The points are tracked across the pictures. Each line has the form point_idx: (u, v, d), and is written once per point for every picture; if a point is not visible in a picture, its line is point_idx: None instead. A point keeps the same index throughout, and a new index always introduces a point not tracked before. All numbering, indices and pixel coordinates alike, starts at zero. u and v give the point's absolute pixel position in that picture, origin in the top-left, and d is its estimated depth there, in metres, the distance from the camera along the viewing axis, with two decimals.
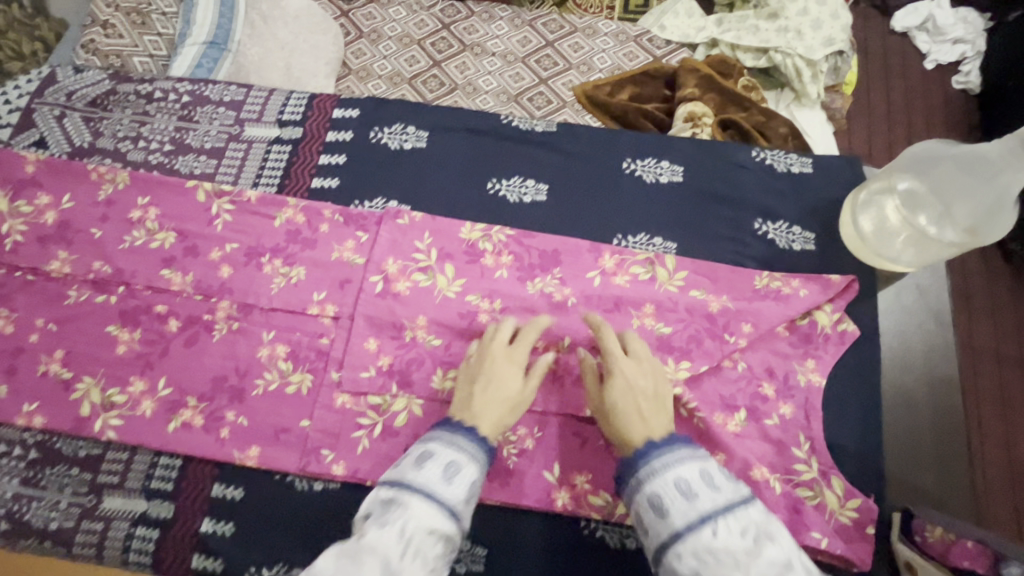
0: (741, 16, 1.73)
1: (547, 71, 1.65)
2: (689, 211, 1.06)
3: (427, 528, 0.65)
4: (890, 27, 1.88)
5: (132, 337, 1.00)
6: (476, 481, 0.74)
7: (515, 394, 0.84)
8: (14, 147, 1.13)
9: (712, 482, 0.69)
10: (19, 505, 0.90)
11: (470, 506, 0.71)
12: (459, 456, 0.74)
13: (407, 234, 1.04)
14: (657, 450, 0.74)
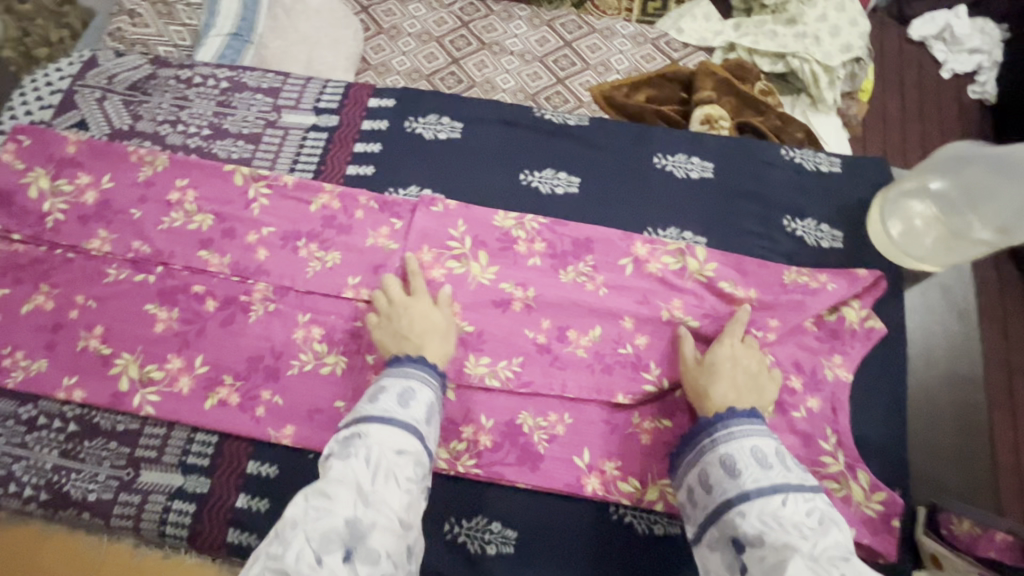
0: (759, 21, 1.74)
1: (564, 71, 1.66)
2: (719, 207, 1.08)
3: (393, 449, 0.70)
4: (907, 36, 1.89)
5: (170, 315, 1.01)
6: (431, 402, 0.79)
7: (438, 324, 0.94)
8: (56, 128, 1.15)
9: (785, 463, 0.72)
10: (58, 476, 0.92)
11: (429, 425, 0.77)
12: (409, 384, 0.79)
13: (442, 222, 1.06)
14: (742, 417, 0.78)
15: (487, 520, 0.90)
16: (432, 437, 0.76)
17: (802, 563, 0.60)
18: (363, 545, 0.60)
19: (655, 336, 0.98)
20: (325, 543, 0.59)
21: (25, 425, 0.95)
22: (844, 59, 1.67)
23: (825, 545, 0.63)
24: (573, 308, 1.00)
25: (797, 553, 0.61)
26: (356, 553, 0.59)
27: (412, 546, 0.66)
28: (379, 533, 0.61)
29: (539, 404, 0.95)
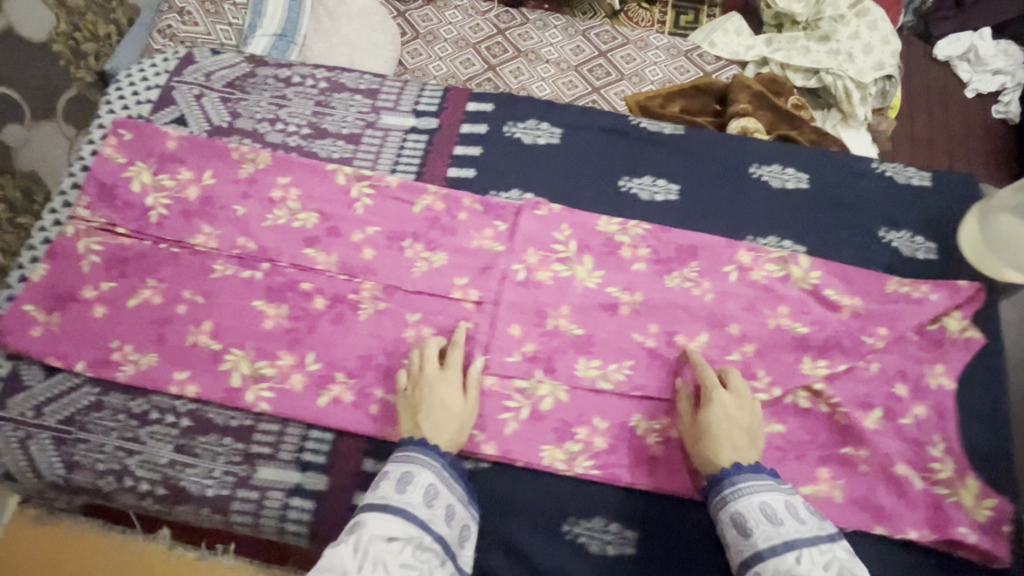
0: (792, 36, 1.75)
1: (599, 81, 1.71)
2: (817, 217, 1.10)
3: (384, 537, 0.73)
4: (931, 55, 1.88)
5: (279, 312, 1.02)
6: (433, 483, 0.81)
7: (459, 411, 0.91)
8: (155, 123, 1.15)
9: (797, 515, 0.78)
10: (174, 471, 0.92)
11: (432, 508, 0.79)
12: (411, 466, 0.81)
13: (546, 226, 1.07)
14: (747, 474, 0.82)
15: (605, 520, 0.91)
16: (435, 520, 0.78)
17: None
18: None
19: (763, 343, 0.99)
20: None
21: (137, 420, 0.95)
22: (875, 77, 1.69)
23: None
24: (681, 313, 1.02)
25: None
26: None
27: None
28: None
29: (652, 407, 0.97)
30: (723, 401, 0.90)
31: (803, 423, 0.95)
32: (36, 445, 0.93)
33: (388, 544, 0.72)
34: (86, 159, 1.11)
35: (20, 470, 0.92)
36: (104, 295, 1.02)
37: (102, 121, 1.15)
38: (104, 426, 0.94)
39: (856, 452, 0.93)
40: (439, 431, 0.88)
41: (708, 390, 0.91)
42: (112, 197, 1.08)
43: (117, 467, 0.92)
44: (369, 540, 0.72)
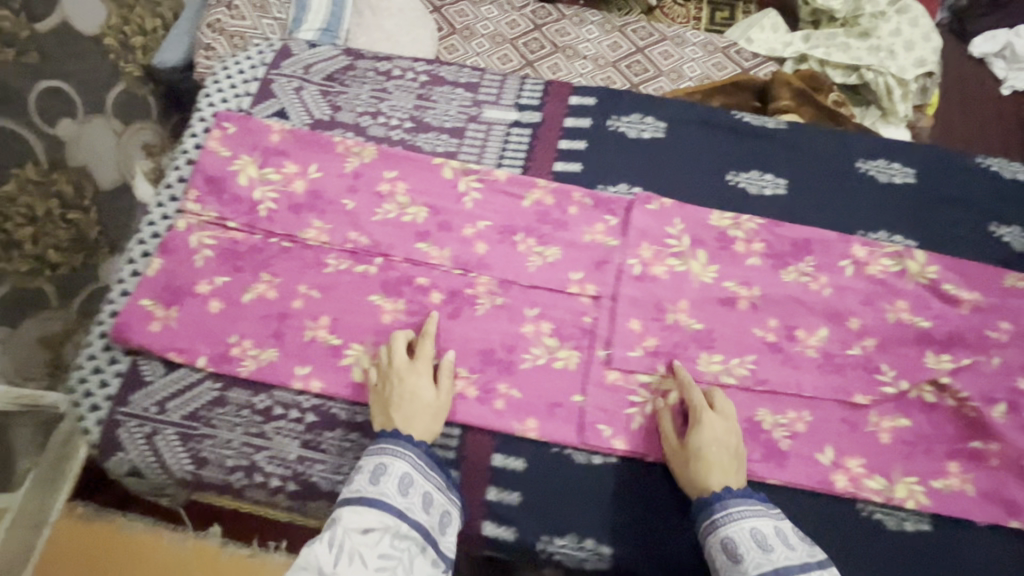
0: (830, 33, 1.87)
1: (637, 77, 1.84)
2: (927, 212, 1.10)
3: (359, 530, 0.74)
4: (969, 51, 2.02)
5: (396, 307, 1.01)
6: (407, 472, 0.82)
7: (429, 404, 0.91)
8: (256, 116, 1.13)
9: (787, 542, 0.80)
10: (304, 467, 0.91)
11: (408, 495, 0.80)
12: (384, 458, 0.82)
13: (659, 220, 1.07)
14: (736, 500, 0.84)
15: None
16: (412, 509, 0.79)
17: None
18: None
19: (884, 337, 0.99)
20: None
21: (261, 415, 0.94)
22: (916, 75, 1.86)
23: None
24: (800, 308, 1.02)
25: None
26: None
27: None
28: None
29: (777, 402, 0.96)
30: (712, 421, 0.90)
31: (928, 417, 0.95)
32: (162, 442, 0.92)
33: (364, 534, 0.74)
34: (190, 153, 1.11)
35: (146, 467, 0.92)
36: (220, 290, 1.01)
37: (203, 114, 1.14)
38: (228, 422, 0.93)
39: (986, 446, 0.94)
40: (413, 427, 0.88)
41: (698, 411, 0.91)
42: (221, 191, 1.06)
43: (245, 463, 0.91)
44: (343, 533, 0.73)
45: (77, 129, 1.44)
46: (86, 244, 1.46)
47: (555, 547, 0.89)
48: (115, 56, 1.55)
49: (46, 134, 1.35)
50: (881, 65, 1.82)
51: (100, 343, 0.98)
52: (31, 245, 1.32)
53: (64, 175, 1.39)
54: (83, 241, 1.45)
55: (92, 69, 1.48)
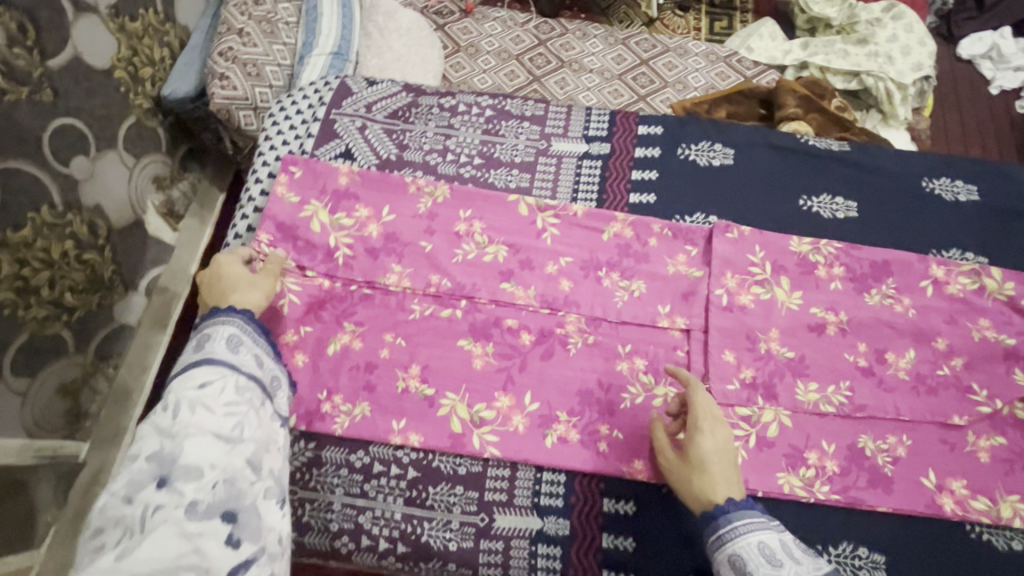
0: (828, 41, 2.05)
1: (644, 88, 1.99)
2: (993, 228, 1.12)
3: (193, 386, 0.75)
4: (957, 54, 2.24)
5: (486, 350, 0.98)
6: (234, 334, 0.82)
7: (242, 278, 0.90)
8: (321, 158, 1.11)
9: (794, 555, 0.75)
10: (412, 526, 0.88)
11: (239, 354, 0.81)
12: (209, 329, 0.81)
13: (740, 248, 1.06)
14: (739, 510, 0.79)
15: (852, 545, 0.91)
16: (244, 364, 0.80)
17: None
18: (177, 471, 0.68)
19: (971, 355, 1.01)
20: (137, 486, 0.67)
21: (361, 474, 0.90)
22: (914, 78, 1.99)
23: None
24: (887, 330, 1.02)
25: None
26: (172, 478, 0.67)
27: (249, 459, 0.74)
28: (189, 455, 0.69)
29: (876, 427, 0.97)
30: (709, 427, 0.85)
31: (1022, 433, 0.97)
32: None
33: (200, 391, 0.74)
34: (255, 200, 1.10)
35: None
36: (305, 344, 0.97)
37: (266, 159, 1.13)
38: (328, 483, 0.90)
39: None
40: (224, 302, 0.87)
41: (697, 418, 0.86)
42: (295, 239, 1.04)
43: (351, 526, 0.88)
44: (176, 395, 0.73)
45: (90, 166, 1.38)
46: (101, 283, 1.46)
47: None
48: (125, 88, 1.48)
49: (61, 173, 1.30)
50: (879, 70, 1.97)
51: None
52: (50, 291, 1.31)
53: (78, 215, 1.36)
54: (99, 282, 1.45)
55: (105, 104, 1.42)
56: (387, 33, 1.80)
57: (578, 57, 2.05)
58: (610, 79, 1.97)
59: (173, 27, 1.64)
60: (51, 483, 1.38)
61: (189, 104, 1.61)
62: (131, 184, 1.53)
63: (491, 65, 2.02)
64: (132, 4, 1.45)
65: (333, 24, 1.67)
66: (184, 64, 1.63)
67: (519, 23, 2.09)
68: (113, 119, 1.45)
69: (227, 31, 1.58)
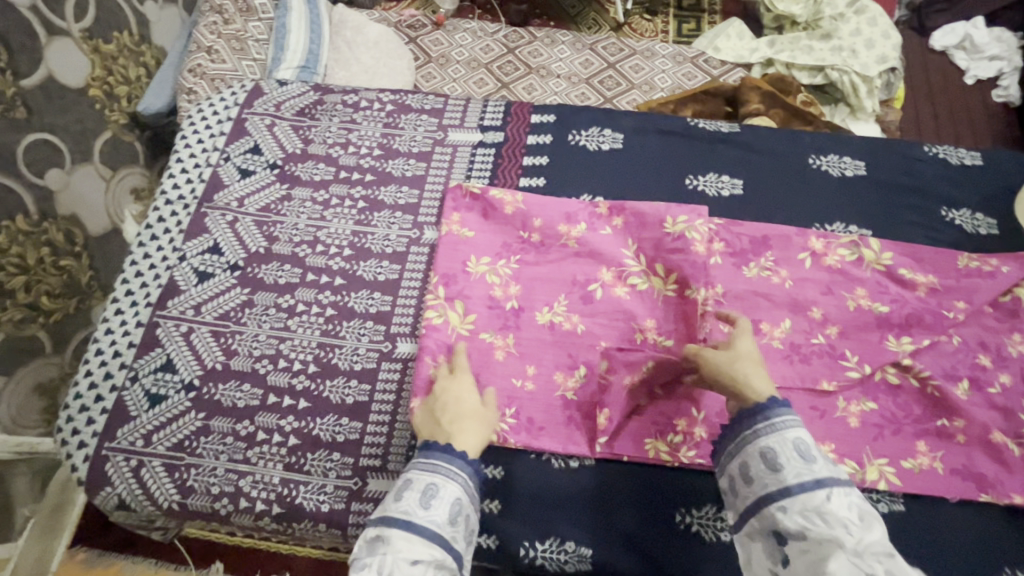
0: (794, 39, 2.06)
1: (611, 91, 2.02)
2: (878, 200, 1.14)
3: (407, 560, 0.69)
4: (930, 46, 2.21)
5: (372, 327, 1.05)
6: (457, 497, 0.78)
7: (475, 412, 0.88)
8: (231, 154, 1.19)
9: (829, 455, 0.72)
10: (288, 489, 0.93)
11: (454, 525, 0.76)
12: (436, 479, 0.78)
13: (614, 240, 1.09)
14: (781, 408, 0.76)
15: (714, 508, 0.93)
16: (454, 538, 0.75)
17: (847, 559, 0.62)
18: None
19: (846, 324, 1.02)
20: None
21: (245, 441, 0.96)
22: (880, 70, 1.99)
23: (870, 541, 0.63)
24: (764, 301, 1.04)
25: (841, 550, 0.63)
26: None
27: None
28: None
29: None
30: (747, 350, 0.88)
31: (894, 399, 0.98)
32: (148, 474, 0.94)
33: (412, 568, 0.69)
34: (168, 194, 1.16)
35: (134, 499, 0.93)
36: (203, 323, 1.04)
37: (181, 156, 1.19)
38: (213, 450, 0.95)
39: (951, 423, 0.95)
40: (457, 425, 0.84)
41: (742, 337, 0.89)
42: (203, 228, 1.12)
43: (231, 489, 0.93)
44: (393, 561, 0.69)
45: (66, 178, 1.36)
46: (78, 288, 1.44)
47: (538, 552, 0.90)
48: (101, 105, 1.49)
49: (36, 185, 1.27)
50: (844, 64, 1.98)
51: (86, 383, 1.00)
52: (25, 294, 1.27)
53: (54, 224, 1.34)
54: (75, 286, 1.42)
55: (80, 120, 1.41)
56: (354, 46, 1.86)
57: (546, 63, 2.10)
58: (577, 82, 2.02)
59: (149, 47, 1.70)
60: (28, 476, 1.36)
61: (163, 119, 1.68)
62: (108, 194, 1.53)
63: (460, 74, 2.08)
64: (105, 25, 1.47)
65: (301, 41, 1.76)
66: (161, 82, 1.68)
67: (490, 33, 2.15)
68: (89, 134, 1.45)
69: (197, 49, 1.67)
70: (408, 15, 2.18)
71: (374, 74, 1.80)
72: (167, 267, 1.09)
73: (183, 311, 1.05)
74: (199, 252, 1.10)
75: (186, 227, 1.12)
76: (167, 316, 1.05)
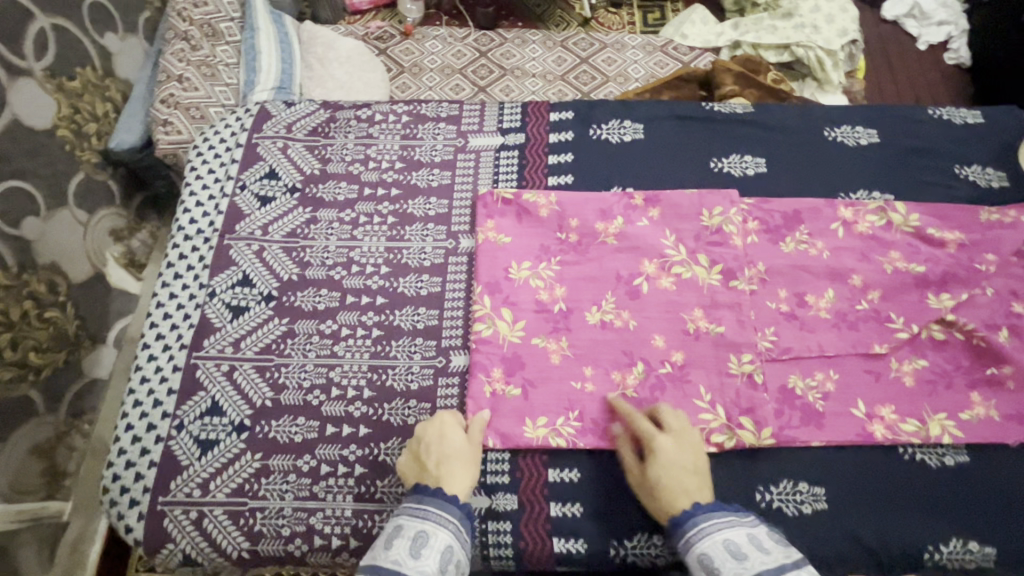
0: (755, 21, 2.12)
1: (588, 85, 2.04)
2: (895, 165, 1.18)
3: None
4: (881, 16, 2.30)
5: (422, 343, 1.02)
6: (448, 544, 0.79)
7: (463, 451, 0.88)
8: (247, 182, 1.14)
9: (761, 546, 0.77)
10: (364, 521, 0.90)
11: (444, 574, 0.77)
12: (426, 526, 0.79)
13: (652, 231, 1.09)
14: (705, 514, 0.82)
15: (793, 482, 0.93)
16: None
17: None
18: None
19: (886, 288, 1.05)
20: None
21: (310, 477, 0.92)
22: (842, 43, 2.04)
23: None
24: (806, 274, 1.06)
25: None
26: None
27: None
28: None
29: (804, 366, 1.00)
30: (665, 445, 0.89)
31: (942, 354, 1.01)
32: (211, 524, 0.89)
33: None
34: (186, 230, 1.11)
35: (199, 552, 0.89)
36: (245, 360, 1.00)
37: (193, 189, 1.14)
38: (277, 490, 0.91)
39: (1000, 370, 0.99)
40: (443, 470, 0.85)
41: (648, 438, 0.90)
42: (229, 261, 1.07)
43: (303, 528, 0.89)
44: None
45: (41, 227, 1.27)
46: (67, 340, 1.36)
47: (628, 550, 0.89)
48: (70, 146, 1.37)
49: (10, 236, 1.18)
50: (808, 40, 2.03)
51: (128, 437, 0.95)
52: (12, 352, 1.19)
53: (35, 275, 1.25)
54: (64, 338, 1.35)
55: (51, 164, 1.31)
56: (326, 61, 1.79)
57: (520, 63, 2.09)
58: (552, 79, 2.01)
59: (112, 81, 1.53)
60: (35, 546, 1.27)
61: (137, 156, 1.52)
62: (87, 238, 1.43)
63: (435, 82, 2.05)
64: (67, 62, 1.35)
65: (272, 61, 1.67)
66: (130, 117, 1.52)
67: (459, 38, 2.13)
68: (60, 176, 1.34)
69: (167, 78, 1.52)
70: (374, 27, 2.14)
71: (347, 89, 1.74)
72: (196, 305, 1.04)
73: (222, 349, 1.00)
74: (229, 286, 1.05)
75: (210, 262, 1.07)
76: (206, 357, 1.00)
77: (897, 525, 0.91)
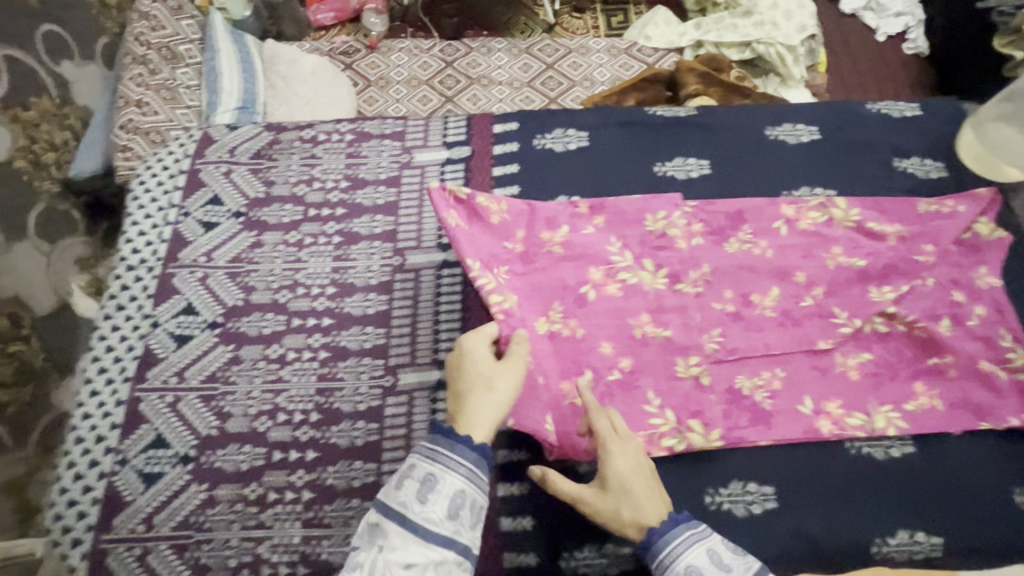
0: (716, 20, 2.14)
1: (554, 90, 2.05)
2: (837, 161, 1.20)
3: (400, 562, 0.66)
4: (840, 11, 2.34)
5: (369, 363, 1.01)
6: (460, 488, 0.73)
7: (488, 373, 0.82)
8: (190, 209, 1.14)
9: (721, 564, 0.75)
10: (312, 547, 0.89)
11: (455, 517, 0.71)
12: (435, 469, 0.72)
13: (598, 238, 1.09)
14: (662, 540, 0.76)
15: (741, 483, 0.94)
16: (456, 531, 0.70)
17: None
18: None
19: (830, 283, 1.06)
20: None
21: (257, 505, 0.91)
22: (801, 38, 2.07)
23: None
24: (750, 274, 1.07)
25: None
26: None
27: None
28: None
29: (750, 366, 1.01)
30: (618, 449, 0.83)
31: (886, 346, 1.02)
32: (156, 560, 0.88)
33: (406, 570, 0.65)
34: (129, 260, 1.10)
35: None
36: (190, 390, 0.98)
37: (135, 218, 1.13)
38: (224, 521, 0.90)
39: (942, 360, 1.00)
40: (465, 394, 0.80)
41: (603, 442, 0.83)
42: (172, 290, 1.06)
43: (250, 558, 0.88)
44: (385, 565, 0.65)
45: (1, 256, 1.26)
46: (32, 375, 1.32)
47: (579, 561, 0.89)
48: (27, 177, 1.36)
49: None
50: (769, 37, 2.06)
51: (70, 475, 0.93)
52: None
53: None
54: (28, 373, 1.31)
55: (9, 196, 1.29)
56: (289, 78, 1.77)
57: (487, 72, 2.09)
58: (519, 86, 2.02)
59: (71, 108, 1.51)
60: None
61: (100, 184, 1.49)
62: (48, 271, 1.41)
63: (403, 94, 2.05)
64: (22, 93, 1.33)
65: (234, 80, 1.66)
66: (92, 143, 1.50)
67: (425, 49, 2.12)
68: (17, 209, 1.32)
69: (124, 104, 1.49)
70: (339, 43, 2.14)
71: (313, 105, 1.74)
72: (140, 336, 1.03)
73: (166, 380, 0.99)
74: (173, 315, 1.04)
75: (154, 291, 1.06)
76: (149, 389, 0.98)
77: (844, 520, 0.91)
